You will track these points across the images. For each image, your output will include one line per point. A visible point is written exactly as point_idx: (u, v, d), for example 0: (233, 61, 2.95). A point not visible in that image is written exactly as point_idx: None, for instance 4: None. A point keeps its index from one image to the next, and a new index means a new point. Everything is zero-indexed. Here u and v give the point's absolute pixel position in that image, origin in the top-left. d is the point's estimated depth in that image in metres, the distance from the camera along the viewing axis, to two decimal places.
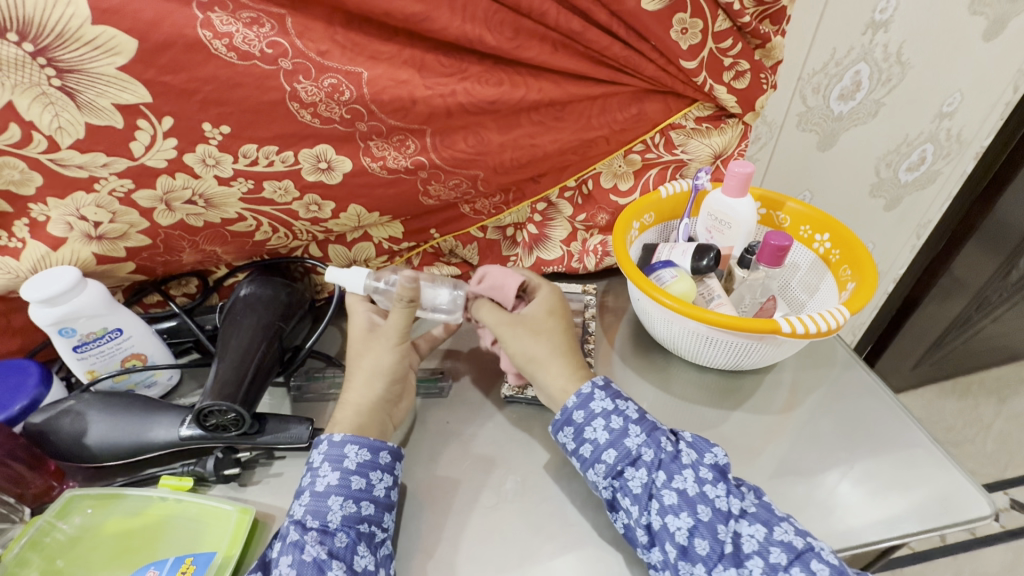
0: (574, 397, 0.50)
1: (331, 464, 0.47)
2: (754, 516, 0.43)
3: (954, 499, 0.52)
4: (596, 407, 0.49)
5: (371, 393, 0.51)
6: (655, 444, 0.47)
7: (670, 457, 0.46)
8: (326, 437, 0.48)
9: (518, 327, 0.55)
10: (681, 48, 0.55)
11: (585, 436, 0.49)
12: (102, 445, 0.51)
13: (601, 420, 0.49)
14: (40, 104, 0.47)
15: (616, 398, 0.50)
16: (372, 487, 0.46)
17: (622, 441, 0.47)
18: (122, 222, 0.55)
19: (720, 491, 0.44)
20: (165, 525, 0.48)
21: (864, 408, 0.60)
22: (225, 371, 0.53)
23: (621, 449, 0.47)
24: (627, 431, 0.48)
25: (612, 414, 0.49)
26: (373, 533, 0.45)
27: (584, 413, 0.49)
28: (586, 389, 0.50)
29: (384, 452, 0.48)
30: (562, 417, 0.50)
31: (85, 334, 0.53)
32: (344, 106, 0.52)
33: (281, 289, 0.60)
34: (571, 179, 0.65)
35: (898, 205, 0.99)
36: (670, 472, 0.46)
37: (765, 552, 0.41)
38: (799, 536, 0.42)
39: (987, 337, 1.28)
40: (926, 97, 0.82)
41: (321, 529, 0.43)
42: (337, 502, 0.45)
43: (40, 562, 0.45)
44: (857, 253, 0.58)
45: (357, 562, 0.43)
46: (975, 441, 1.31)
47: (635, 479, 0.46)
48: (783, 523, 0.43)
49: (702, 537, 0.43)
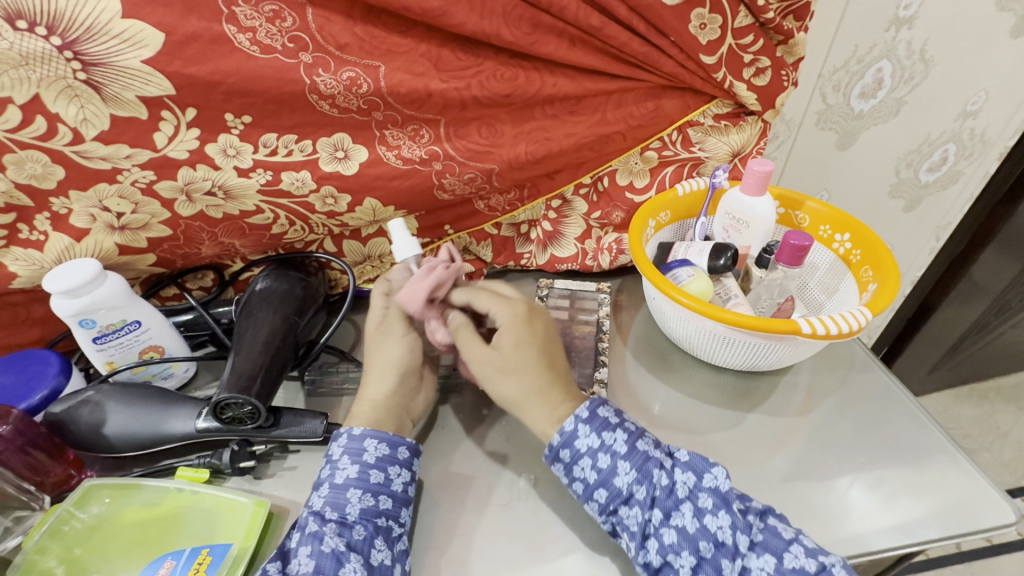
0: (557, 435, 0.47)
1: (351, 458, 0.47)
2: (762, 546, 0.42)
3: (974, 505, 0.51)
4: (581, 446, 0.47)
5: (385, 385, 0.52)
6: (647, 480, 0.45)
7: (666, 491, 0.44)
8: (346, 431, 0.49)
9: (489, 367, 0.51)
10: (700, 43, 0.54)
11: (575, 474, 0.47)
12: (120, 436, 0.51)
13: (588, 460, 0.46)
14: (65, 97, 0.47)
15: (603, 431, 0.47)
16: (390, 482, 0.47)
17: (611, 480, 0.45)
18: (144, 212, 0.55)
19: (721, 522, 0.43)
20: (183, 516, 0.48)
21: (882, 412, 0.59)
22: (243, 364, 0.53)
23: (612, 489, 0.45)
24: (616, 469, 0.45)
25: (599, 452, 0.46)
26: (391, 527, 0.45)
27: (570, 452, 0.47)
28: (569, 428, 0.47)
29: (402, 447, 0.48)
30: (549, 454, 0.48)
31: (105, 326, 0.53)
32: (362, 98, 0.53)
33: (296, 283, 0.61)
34: (587, 175, 0.65)
35: (919, 206, 0.97)
36: (666, 509, 0.44)
37: None
38: (810, 559, 0.41)
39: (1006, 343, 1.26)
40: (950, 96, 0.80)
41: (340, 521, 0.43)
42: (355, 495, 0.45)
43: (59, 550, 0.46)
44: (878, 253, 0.57)
45: (374, 556, 0.43)
46: (993, 449, 1.28)
47: (630, 518, 0.44)
48: (792, 548, 0.42)
49: (706, 574, 0.42)
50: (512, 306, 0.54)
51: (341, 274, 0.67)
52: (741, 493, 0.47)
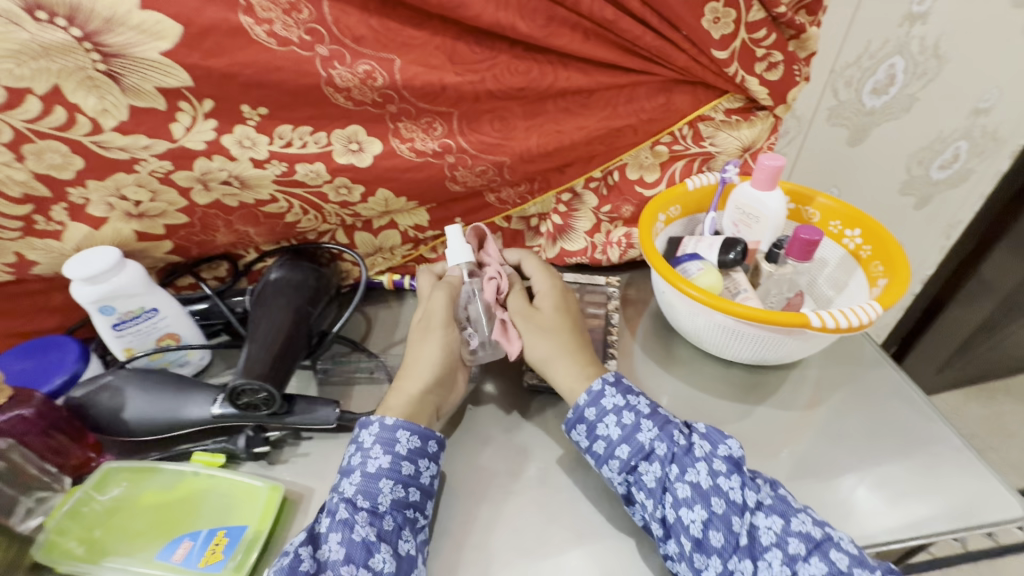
0: (584, 395, 0.50)
1: (383, 447, 0.47)
2: (771, 508, 0.43)
3: (981, 505, 0.51)
4: (608, 404, 0.49)
5: (422, 382, 0.52)
6: (669, 438, 0.46)
7: (684, 449, 0.46)
8: (378, 419, 0.49)
9: (529, 322, 0.55)
10: (713, 38, 0.54)
11: (598, 433, 0.48)
12: (138, 419, 0.52)
13: (612, 417, 0.48)
14: (85, 87, 0.48)
15: (628, 393, 0.50)
16: (419, 474, 0.47)
17: (634, 436, 0.47)
18: (162, 200, 0.56)
19: (734, 483, 0.44)
20: (200, 499, 0.49)
21: (889, 410, 0.59)
22: (257, 351, 0.54)
23: (634, 444, 0.47)
24: (640, 425, 0.47)
25: (623, 410, 0.49)
26: (416, 518, 0.46)
27: (596, 410, 0.49)
28: (597, 386, 0.50)
29: (433, 441, 0.49)
30: (573, 416, 0.50)
31: (123, 313, 0.54)
32: (376, 91, 0.53)
33: (309, 274, 0.62)
34: (597, 169, 0.65)
35: (929, 204, 0.96)
36: (683, 465, 0.45)
37: (783, 544, 0.41)
38: (816, 526, 0.42)
39: (1014, 343, 1.25)
40: (963, 92, 0.80)
41: (372, 510, 0.44)
42: (387, 485, 0.46)
43: (79, 531, 0.47)
44: (890, 249, 0.57)
45: (401, 546, 0.44)
46: (999, 448, 1.28)
47: (649, 474, 0.45)
48: (800, 514, 0.43)
49: (716, 529, 0.42)
50: (554, 278, 0.59)
51: (353, 265, 0.68)
52: (750, 469, 0.48)
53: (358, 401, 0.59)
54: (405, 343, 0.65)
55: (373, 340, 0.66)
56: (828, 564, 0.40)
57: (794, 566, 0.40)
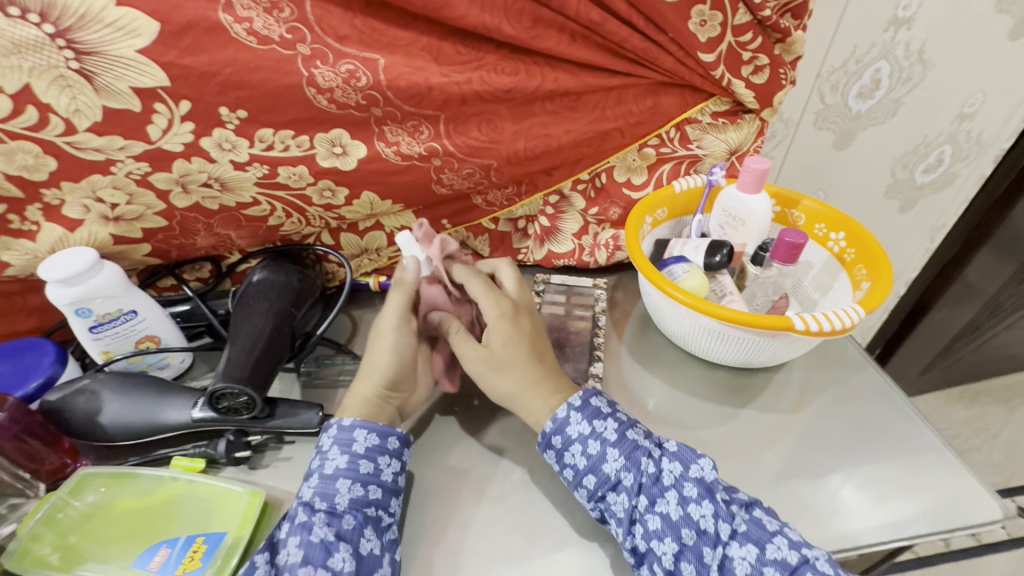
0: (549, 424, 0.49)
1: (341, 448, 0.47)
2: (745, 536, 0.42)
3: (964, 504, 0.51)
4: (573, 433, 0.48)
5: (377, 385, 0.51)
6: (636, 467, 0.46)
7: (652, 479, 0.45)
8: (335, 421, 0.49)
9: (480, 365, 0.52)
10: (699, 40, 0.55)
11: (566, 461, 0.48)
12: (116, 423, 0.52)
13: (578, 445, 0.48)
14: (57, 87, 0.47)
15: (594, 419, 0.49)
16: (380, 472, 0.47)
17: (600, 466, 0.46)
18: (138, 203, 0.55)
19: (705, 511, 0.43)
20: (178, 504, 0.48)
21: (873, 412, 0.59)
22: (238, 354, 0.53)
23: (601, 475, 0.46)
24: (606, 455, 0.47)
25: (589, 439, 0.47)
26: (380, 517, 0.45)
27: (561, 438, 0.48)
28: (562, 416, 0.49)
29: (392, 437, 0.49)
30: (542, 441, 0.49)
31: (100, 315, 0.53)
32: (360, 92, 0.53)
33: (293, 275, 0.61)
34: (584, 172, 0.65)
35: (915, 207, 0.97)
36: (651, 496, 0.45)
37: (756, 574, 0.41)
38: (793, 551, 0.41)
39: (998, 345, 1.27)
40: (947, 97, 0.80)
41: (329, 511, 0.44)
42: (344, 485, 0.45)
43: (53, 537, 0.46)
44: (873, 252, 0.57)
45: (363, 545, 0.43)
46: (984, 449, 1.30)
47: (618, 504, 0.45)
48: (775, 539, 0.42)
49: (687, 561, 0.42)
50: (500, 300, 0.55)
51: (338, 267, 0.67)
52: (729, 486, 0.47)
53: (341, 405, 0.58)
54: None
55: (358, 343, 0.65)
56: None
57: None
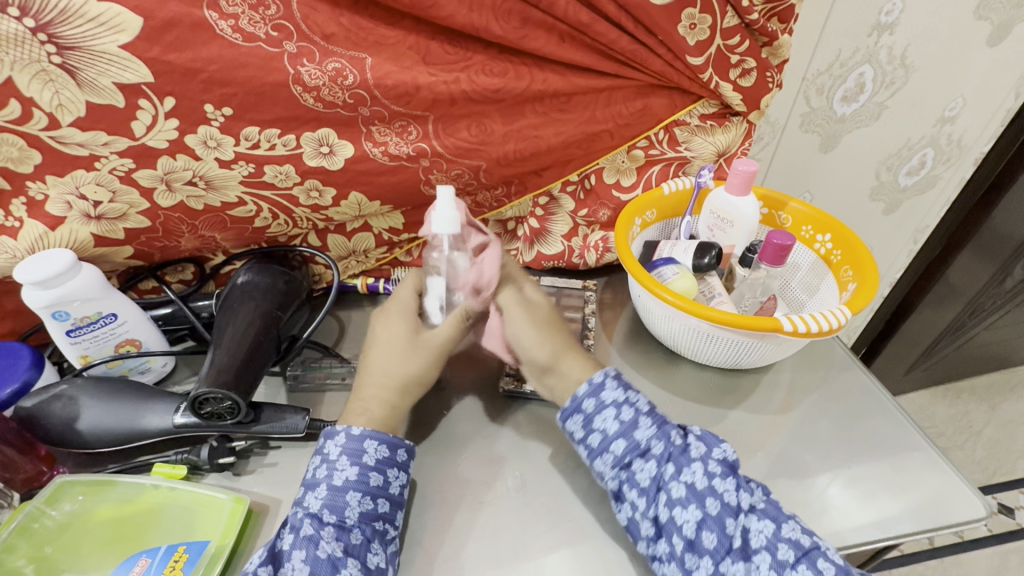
0: (585, 385, 0.50)
1: (349, 459, 0.46)
2: (763, 513, 0.43)
3: (952, 504, 0.52)
4: (608, 397, 0.49)
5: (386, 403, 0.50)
6: (666, 437, 0.47)
7: (680, 449, 0.46)
8: (344, 430, 0.47)
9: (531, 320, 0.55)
10: (689, 44, 0.55)
11: (595, 426, 0.48)
12: (95, 430, 0.50)
13: (611, 411, 0.48)
14: (40, 81, 0.46)
15: (627, 389, 0.50)
16: (388, 485, 0.46)
17: (632, 432, 0.47)
18: (122, 201, 0.54)
19: (729, 486, 0.44)
20: (158, 513, 0.47)
21: (859, 411, 0.60)
22: (221, 358, 0.52)
23: (631, 441, 0.47)
24: (638, 423, 0.47)
25: (623, 405, 0.49)
26: (386, 529, 0.45)
27: (594, 403, 0.49)
28: (598, 378, 0.50)
29: (402, 450, 0.48)
30: (570, 406, 0.50)
31: (79, 319, 0.52)
32: (347, 90, 0.52)
33: (279, 277, 0.60)
34: (574, 173, 0.65)
35: (898, 209, 0.99)
36: (679, 465, 0.45)
37: (772, 548, 0.41)
38: (806, 534, 0.42)
39: (979, 344, 1.29)
40: (929, 102, 0.82)
41: (338, 525, 0.43)
42: (354, 498, 0.44)
43: (28, 548, 0.44)
44: (859, 254, 0.58)
45: (370, 560, 0.43)
46: (966, 447, 1.32)
47: (643, 472, 0.45)
48: (790, 521, 0.43)
49: (709, 531, 0.42)
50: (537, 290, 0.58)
51: (325, 269, 0.67)
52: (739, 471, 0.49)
53: (328, 409, 0.58)
54: None
55: (345, 346, 0.65)
56: (816, 573, 0.39)
57: (781, 572, 0.40)
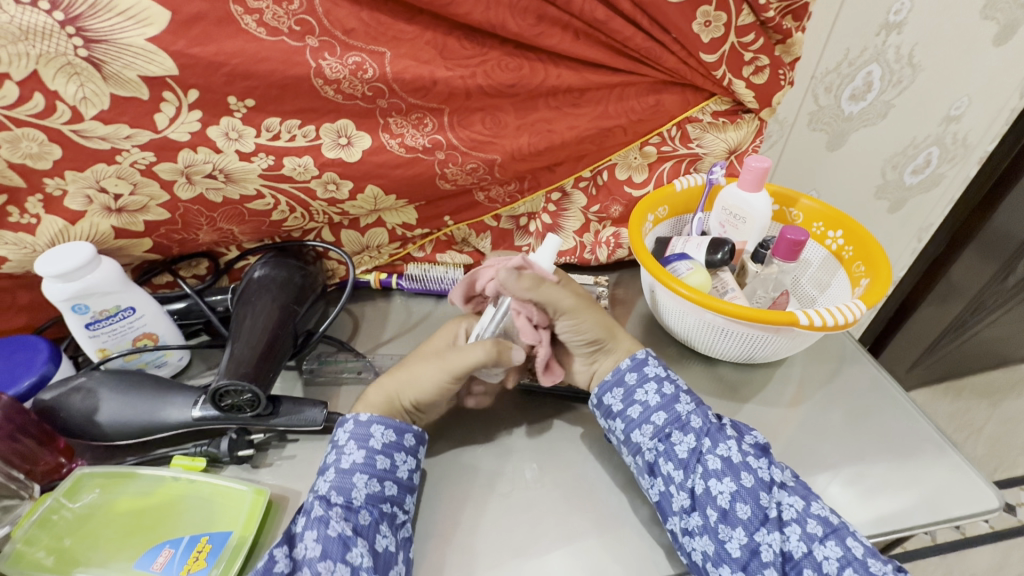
0: (627, 359, 0.52)
1: (357, 443, 0.47)
2: (793, 489, 0.44)
3: (966, 496, 0.52)
4: (650, 372, 0.51)
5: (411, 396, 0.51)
6: (703, 413, 0.48)
7: (717, 426, 0.48)
8: (352, 417, 0.48)
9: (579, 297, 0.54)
10: (703, 41, 0.55)
11: (635, 398, 0.49)
12: (114, 422, 0.50)
13: (653, 384, 0.50)
14: (66, 74, 0.46)
15: (667, 368, 0.52)
16: (395, 468, 0.47)
17: (673, 405, 0.49)
18: (143, 193, 0.54)
19: (762, 462, 0.45)
20: (178, 504, 0.47)
21: (872, 404, 0.61)
22: (241, 350, 0.52)
23: (672, 413, 0.48)
24: (679, 397, 0.49)
25: (664, 380, 0.50)
26: (395, 513, 0.45)
27: (637, 375, 0.51)
28: (641, 355, 0.52)
29: (408, 435, 0.48)
30: (613, 377, 0.51)
31: (97, 312, 0.52)
32: (366, 84, 0.52)
33: (295, 272, 0.60)
34: (586, 169, 0.65)
35: (903, 207, 0.99)
36: (715, 439, 0.46)
37: (803, 521, 0.42)
38: (834, 514, 0.43)
39: (980, 342, 1.30)
40: (935, 101, 0.83)
41: (346, 505, 0.43)
42: (361, 480, 0.45)
43: (48, 540, 0.44)
44: (871, 250, 0.58)
45: (379, 542, 0.43)
46: (967, 444, 1.33)
47: (682, 444, 0.46)
48: (819, 501, 0.44)
49: (743, 502, 0.43)
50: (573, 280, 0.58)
51: (338, 264, 0.67)
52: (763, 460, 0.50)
53: (346, 401, 0.58)
54: (393, 343, 0.65)
55: (360, 340, 0.65)
56: (846, 548, 0.40)
57: (811, 544, 0.41)
